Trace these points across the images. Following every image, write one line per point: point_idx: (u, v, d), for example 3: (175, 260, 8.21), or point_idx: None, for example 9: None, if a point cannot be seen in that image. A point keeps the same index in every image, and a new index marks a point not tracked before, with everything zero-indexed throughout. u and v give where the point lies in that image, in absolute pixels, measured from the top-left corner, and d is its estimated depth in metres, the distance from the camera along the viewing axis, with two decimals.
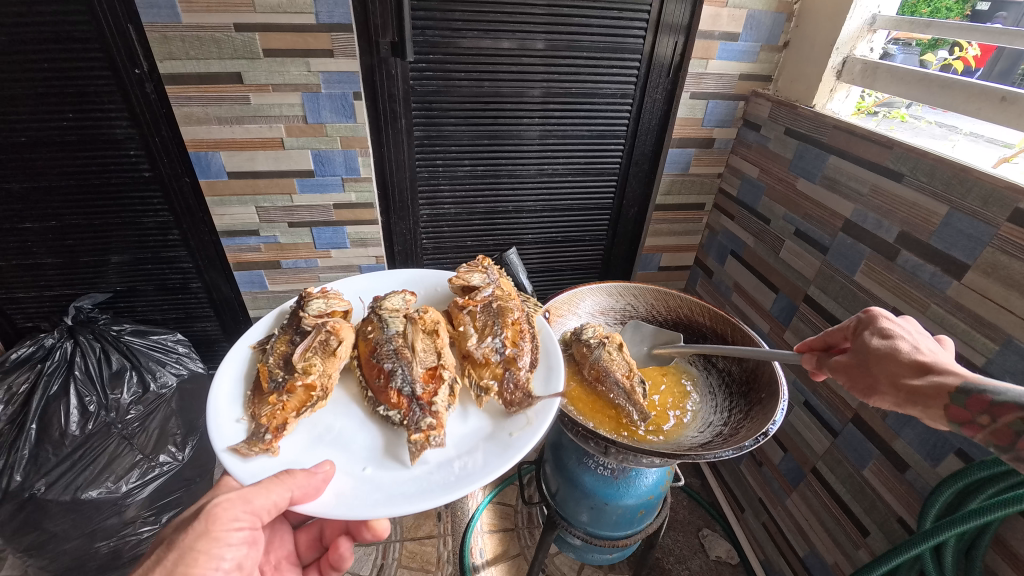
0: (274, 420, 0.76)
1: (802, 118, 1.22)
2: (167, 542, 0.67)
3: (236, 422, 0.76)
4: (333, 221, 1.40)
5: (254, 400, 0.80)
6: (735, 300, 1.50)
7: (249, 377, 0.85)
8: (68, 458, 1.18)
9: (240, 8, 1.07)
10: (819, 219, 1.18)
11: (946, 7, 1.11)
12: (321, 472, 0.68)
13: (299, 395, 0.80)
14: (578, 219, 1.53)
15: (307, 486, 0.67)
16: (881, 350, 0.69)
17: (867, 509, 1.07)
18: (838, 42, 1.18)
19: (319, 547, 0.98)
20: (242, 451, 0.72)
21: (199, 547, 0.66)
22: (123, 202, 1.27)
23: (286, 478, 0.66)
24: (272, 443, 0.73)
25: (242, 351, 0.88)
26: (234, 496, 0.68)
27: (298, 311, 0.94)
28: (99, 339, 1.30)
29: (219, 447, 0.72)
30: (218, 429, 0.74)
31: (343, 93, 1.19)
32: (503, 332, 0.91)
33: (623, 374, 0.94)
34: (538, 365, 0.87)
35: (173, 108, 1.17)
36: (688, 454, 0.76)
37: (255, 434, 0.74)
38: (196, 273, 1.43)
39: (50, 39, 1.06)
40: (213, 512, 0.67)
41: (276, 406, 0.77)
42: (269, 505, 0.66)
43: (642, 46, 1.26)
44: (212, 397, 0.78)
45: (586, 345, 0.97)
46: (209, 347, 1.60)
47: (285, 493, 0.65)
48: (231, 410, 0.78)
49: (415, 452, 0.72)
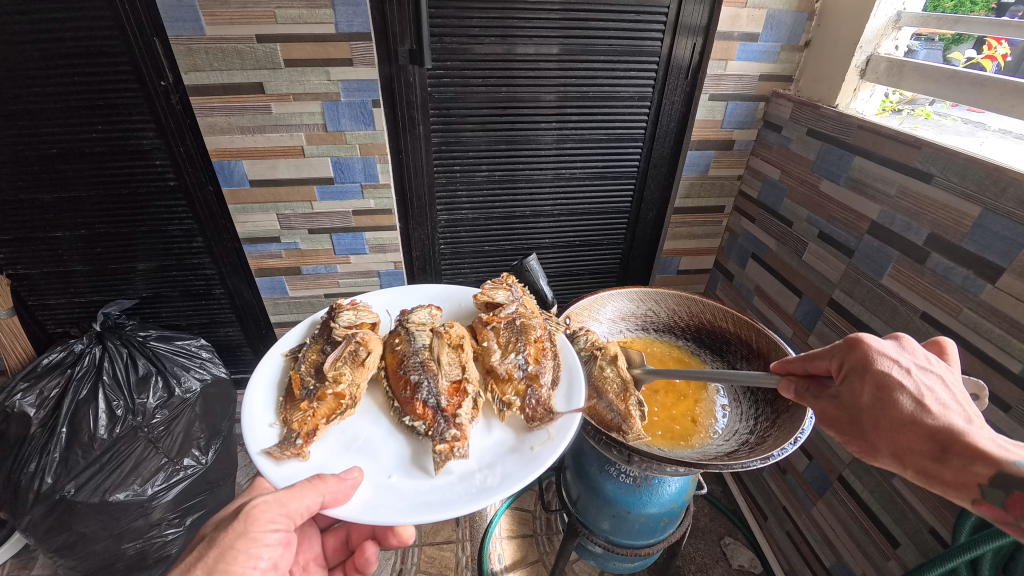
0: (305, 426, 0.76)
1: (826, 118, 1.19)
2: (208, 538, 0.68)
3: (269, 427, 0.78)
4: (353, 227, 1.41)
5: (287, 405, 0.81)
6: (758, 304, 1.47)
7: (281, 385, 0.86)
8: (96, 461, 1.21)
9: (262, 20, 1.09)
10: (844, 221, 1.16)
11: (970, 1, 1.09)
12: (350, 478, 0.69)
13: (329, 402, 0.80)
14: (596, 223, 1.52)
15: (337, 491, 0.68)
16: (880, 411, 0.60)
17: (898, 520, 1.04)
18: (863, 40, 1.16)
19: (345, 551, 0.99)
20: (275, 455, 0.73)
21: (238, 547, 0.67)
22: (149, 211, 1.30)
23: (318, 483, 0.67)
24: (304, 448, 0.74)
25: (275, 359, 0.89)
26: (271, 499, 0.68)
27: (328, 321, 0.95)
28: (126, 344, 1.34)
29: (254, 450, 0.74)
30: (253, 434, 0.76)
31: (363, 101, 1.21)
32: (526, 350, 0.90)
33: (615, 396, 0.88)
34: (561, 382, 0.86)
35: (198, 118, 1.20)
36: (714, 464, 0.75)
37: (287, 438, 0.75)
38: (219, 279, 1.46)
39: (80, 54, 1.09)
40: (252, 513, 0.68)
41: (307, 412, 0.78)
42: (303, 508, 0.66)
43: (660, 49, 1.25)
44: (247, 402, 0.80)
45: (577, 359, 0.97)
46: (231, 352, 1.63)
47: (317, 497, 0.66)
48: (265, 415, 0.80)
49: (439, 462, 0.73)
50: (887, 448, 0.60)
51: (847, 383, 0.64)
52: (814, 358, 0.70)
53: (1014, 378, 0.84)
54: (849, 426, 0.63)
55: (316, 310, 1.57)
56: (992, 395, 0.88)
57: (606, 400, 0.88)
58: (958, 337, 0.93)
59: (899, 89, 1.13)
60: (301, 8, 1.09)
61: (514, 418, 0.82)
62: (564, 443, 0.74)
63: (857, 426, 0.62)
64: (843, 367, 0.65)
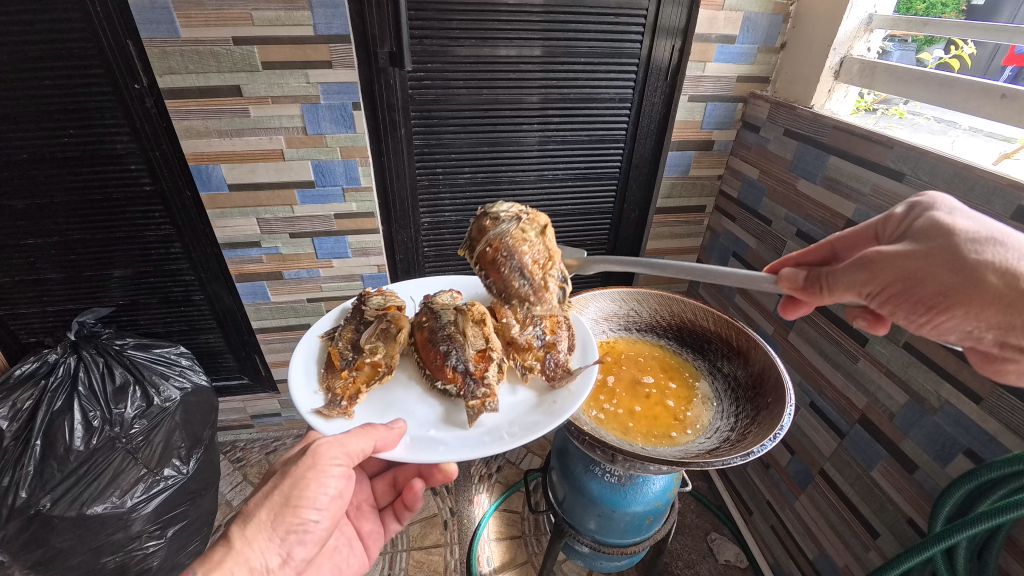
0: (347, 391, 0.84)
1: (802, 119, 1.21)
2: (280, 472, 0.71)
3: (314, 393, 0.84)
4: (335, 230, 1.40)
5: (327, 375, 0.87)
6: (739, 301, 1.49)
7: (321, 360, 0.91)
8: (73, 473, 1.18)
9: (238, 22, 1.08)
10: (821, 220, 1.18)
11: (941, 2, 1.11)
12: (397, 427, 0.76)
13: (366, 371, 0.89)
14: (581, 224, 1.53)
15: (386, 438, 0.74)
16: (938, 218, 0.66)
17: (877, 511, 1.07)
18: (836, 42, 1.18)
19: (393, 491, 1.01)
20: (324, 413, 0.79)
21: (308, 476, 0.69)
22: (125, 216, 1.28)
23: (369, 430, 0.73)
24: (349, 408, 0.80)
25: (312, 340, 0.93)
26: (331, 439, 0.72)
27: (358, 306, 0.99)
28: (102, 353, 1.31)
29: (303, 409, 0.79)
30: (300, 397, 0.82)
31: (342, 104, 1.20)
32: (542, 322, 0.92)
33: (532, 259, 0.79)
34: (575, 349, 0.92)
35: (173, 122, 1.18)
36: (695, 462, 0.75)
37: (332, 401, 0.82)
38: (198, 285, 1.43)
39: (51, 56, 1.07)
40: (318, 448, 0.70)
41: (348, 380, 0.86)
42: (359, 453, 0.72)
43: (640, 51, 1.27)
44: (291, 371, 0.85)
45: (491, 220, 0.80)
46: (213, 359, 1.60)
47: (369, 442, 0.72)
48: (309, 384, 0.85)
49: (472, 415, 0.80)
50: (949, 247, 0.63)
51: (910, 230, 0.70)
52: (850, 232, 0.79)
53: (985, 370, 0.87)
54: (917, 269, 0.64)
55: (299, 315, 1.55)
56: (963, 386, 0.90)
57: (521, 263, 0.78)
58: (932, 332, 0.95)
59: (871, 90, 1.16)
60: (278, 10, 1.08)
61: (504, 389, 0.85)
62: (586, 395, 0.81)
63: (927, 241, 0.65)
64: (904, 219, 0.73)
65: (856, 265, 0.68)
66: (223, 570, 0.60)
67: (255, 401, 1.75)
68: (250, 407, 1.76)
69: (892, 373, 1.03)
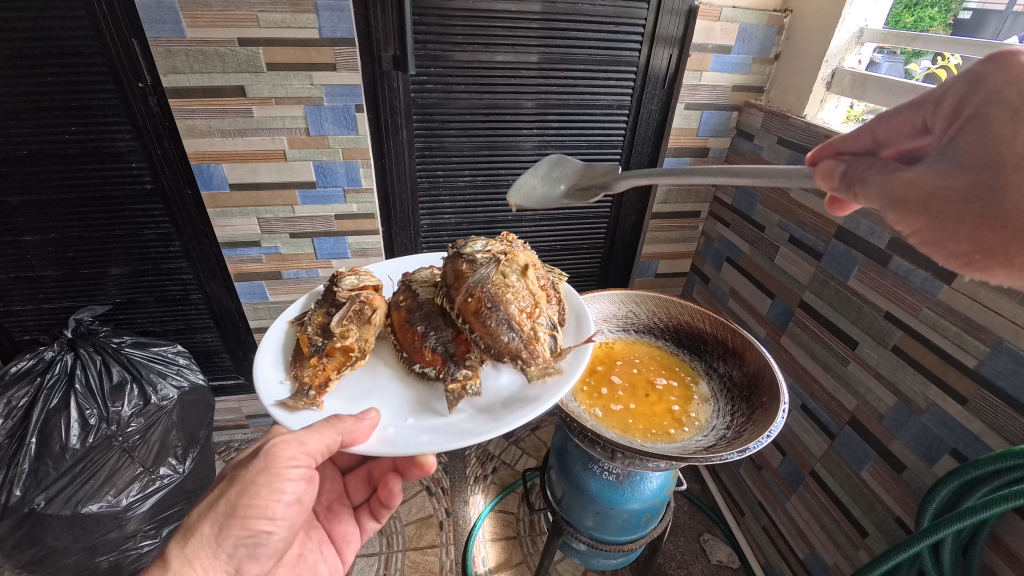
0: (317, 378, 0.81)
1: (795, 128, 1.24)
2: (229, 478, 0.70)
3: (281, 383, 0.83)
4: (335, 231, 1.41)
5: (296, 362, 0.86)
6: (733, 306, 1.52)
7: (288, 348, 0.90)
8: (68, 472, 1.17)
9: (244, 24, 1.09)
10: (813, 227, 1.21)
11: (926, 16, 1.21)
12: (368, 418, 0.72)
13: (338, 356, 0.85)
14: (578, 228, 1.55)
15: (355, 430, 0.71)
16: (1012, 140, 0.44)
17: (866, 510, 1.10)
18: (828, 55, 1.21)
19: (368, 488, 1.02)
20: (290, 406, 0.77)
21: (259, 482, 0.67)
22: (125, 214, 1.28)
23: (336, 423, 0.70)
24: (317, 398, 0.78)
25: (281, 327, 0.94)
26: (290, 437, 0.69)
27: (330, 288, 0.98)
28: (99, 351, 1.30)
29: (269, 401, 0.78)
30: (265, 389, 0.81)
31: (345, 106, 1.22)
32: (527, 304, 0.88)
33: (518, 309, 0.83)
34: (568, 324, 0.93)
35: (176, 121, 1.18)
36: (693, 457, 0.77)
37: (300, 391, 0.79)
38: (197, 283, 1.43)
39: (56, 53, 1.07)
40: (272, 451, 0.68)
41: (318, 367, 0.82)
42: (322, 447, 0.70)
43: (638, 59, 1.29)
44: (257, 363, 0.84)
45: (471, 264, 0.88)
46: (208, 359, 1.60)
47: (336, 436, 0.69)
48: (276, 373, 0.84)
49: (453, 400, 0.78)
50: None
51: (961, 127, 0.48)
52: (902, 112, 0.53)
53: (970, 372, 0.90)
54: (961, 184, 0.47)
55: None
56: (949, 388, 0.93)
57: (506, 314, 0.82)
58: (919, 336, 0.98)
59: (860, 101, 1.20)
60: (284, 13, 1.09)
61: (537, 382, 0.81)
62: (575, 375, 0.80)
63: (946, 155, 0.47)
64: (967, 104, 0.48)
65: (897, 182, 0.49)
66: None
67: (250, 402, 1.75)
68: (245, 407, 1.76)
69: (880, 375, 1.07)
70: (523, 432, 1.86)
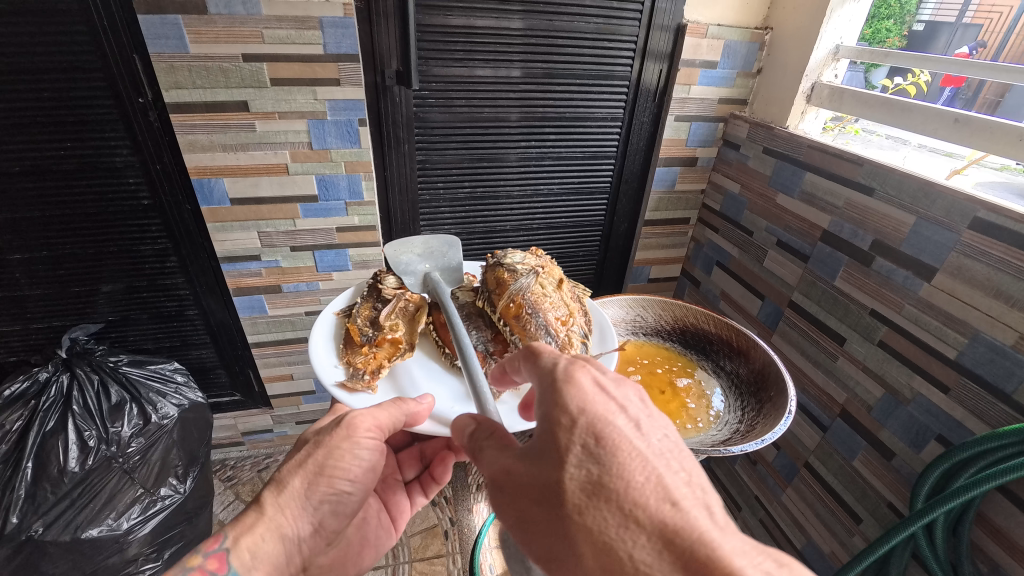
0: (369, 365, 0.95)
1: (779, 138, 1.32)
2: (314, 440, 0.80)
3: (336, 367, 0.95)
4: (336, 244, 1.41)
5: (348, 349, 0.98)
6: (724, 308, 1.57)
7: (340, 336, 1.01)
8: (66, 496, 1.14)
9: (248, 39, 1.10)
10: (799, 230, 1.28)
11: (886, 28, 1.26)
12: (424, 402, 0.85)
13: (387, 347, 0.97)
14: (574, 236, 1.58)
15: (416, 411, 0.85)
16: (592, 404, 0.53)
17: (859, 498, 1.17)
18: (808, 69, 1.29)
19: (419, 465, 1.10)
20: (349, 386, 0.90)
21: (343, 447, 0.78)
22: (121, 230, 1.26)
23: (400, 404, 0.84)
24: (372, 382, 0.91)
25: (329, 318, 1.05)
26: (364, 411, 0.82)
27: (374, 285, 1.05)
28: (96, 370, 1.25)
29: (330, 381, 0.90)
30: (323, 370, 0.93)
31: (349, 120, 1.23)
32: (560, 311, 0.97)
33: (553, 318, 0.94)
34: (591, 333, 1.00)
35: (177, 135, 1.18)
36: (713, 451, 0.82)
37: (355, 374, 0.92)
38: (193, 299, 1.41)
39: (53, 68, 1.06)
40: (352, 422, 0.79)
41: (369, 355, 0.95)
42: (389, 423, 0.83)
43: (630, 73, 1.35)
44: (312, 345, 0.96)
45: (510, 273, 0.95)
46: (204, 375, 1.57)
47: (401, 415, 0.83)
48: (330, 358, 0.96)
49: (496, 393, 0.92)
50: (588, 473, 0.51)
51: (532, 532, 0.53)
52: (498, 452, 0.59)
53: (950, 363, 0.97)
54: (572, 446, 0.51)
55: (296, 328, 1.54)
56: (932, 378, 1.00)
57: (544, 320, 0.92)
58: (902, 331, 1.05)
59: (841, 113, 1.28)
60: (289, 29, 1.11)
61: None
62: None
63: (542, 459, 0.53)
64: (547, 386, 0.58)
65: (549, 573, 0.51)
66: (255, 533, 0.71)
67: (246, 418, 1.72)
68: (241, 424, 1.73)
69: (868, 369, 1.13)
70: None
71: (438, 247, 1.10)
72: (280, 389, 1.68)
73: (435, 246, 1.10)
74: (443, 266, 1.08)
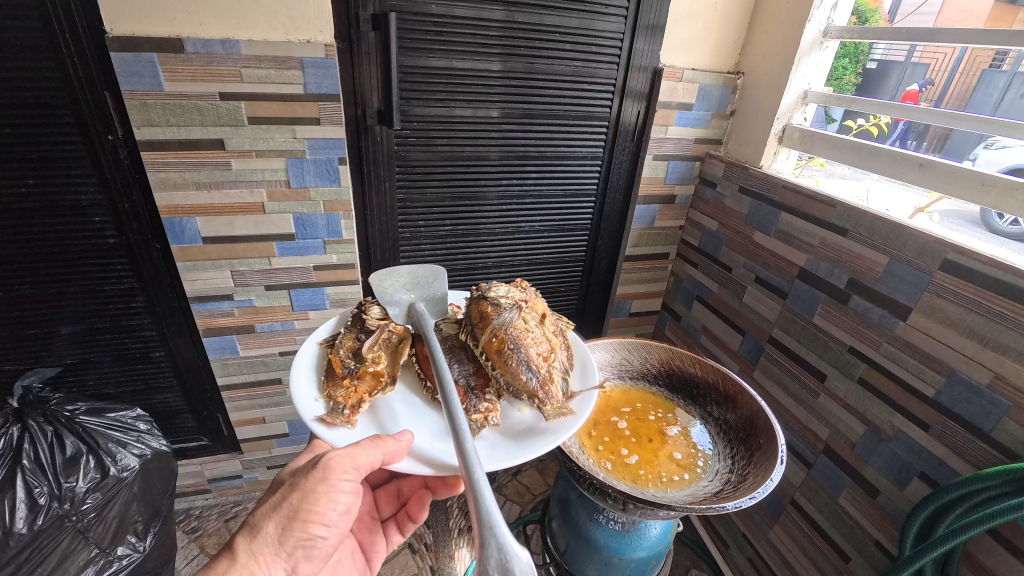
0: (350, 399, 0.83)
1: (754, 178, 1.35)
2: (290, 483, 0.78)
3: (315, 401, 0.84)
4: (313, 282, 1.38)
5: (328, 382, 0.87)
6: (705, 342, 1.58)
7: (321, 367, 0.91)
8: (11, 561, 1.06)
9: (226, 78, 1.08)
10: (777, 267, 1.30)
11: (842, 66, 1.33)
12: (405, 439, 0.75)
13: (369, 380, 0.87)
14: (555, 272, 1.58)
15: (395, 450, 0.74)
16: None
17: (846, 536, 1.16)
18: (779, 113, 1.33)
19: (397, 503, 1.10)
20: (328, 420, 0.80)
21: (318, 490, 0.75)
22: (84, 269, 1.20)
23: (378, 442, 0.73)
24: (353, 416, 0.81)
25: (311, 347, 0.95)
26: (342, 452, 0.74)
27: (359, 315, 0.97)
28: (50, 421, 1.17)
29: (307, 417, 0.79)
30: (302, 404, 0.81)
31: (328, 159, 1.22)
32: (544, 344, 0.91)
33: (537, 352, 0.89)
34: (574, 368, 0.95)
35: (148, 173, 1.14)
36: (705, 506, 0.80)
37: (335, 409, 0.82)
38: (160, 340, 1.35)
39: (18, 104, 1.02)
40: (329, 463, 0.74)
41: (351, 387, 0.85)
42: (368, 464, 0.73)
43: (610, 113, 1.37)
44: (293, 377, 0.86)
45: (495, 305, 0.91)
46: (169, 420, 1.49)
47: (378, 454, 0.72)
48: (310, 391, 0.85)
49: (475, 429, 0.80)
50: None
51: None
52: None
53: (929, 401, 0.99)
54: None
55: (270, 369, 1.49)
56: (912, 415, 1.02)
57: (527, 355, 0.87)
58: (881, 368, 1.07)
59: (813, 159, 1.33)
60: (269, 69, 1.09)
61: (551, 417, 0.83)
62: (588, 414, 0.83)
63: None
64: None
65: None
66: None
67: (214, 463, 1.63)
68: (208, 470, 1.64)
69: (850, 407, 1.14)
70: (504, 476, 1.83)
71: (425, 276, 1.05)
72: (251, 433, 1.60)
73: (421, 276, 1.05)
74: (428, 296, 1.02)
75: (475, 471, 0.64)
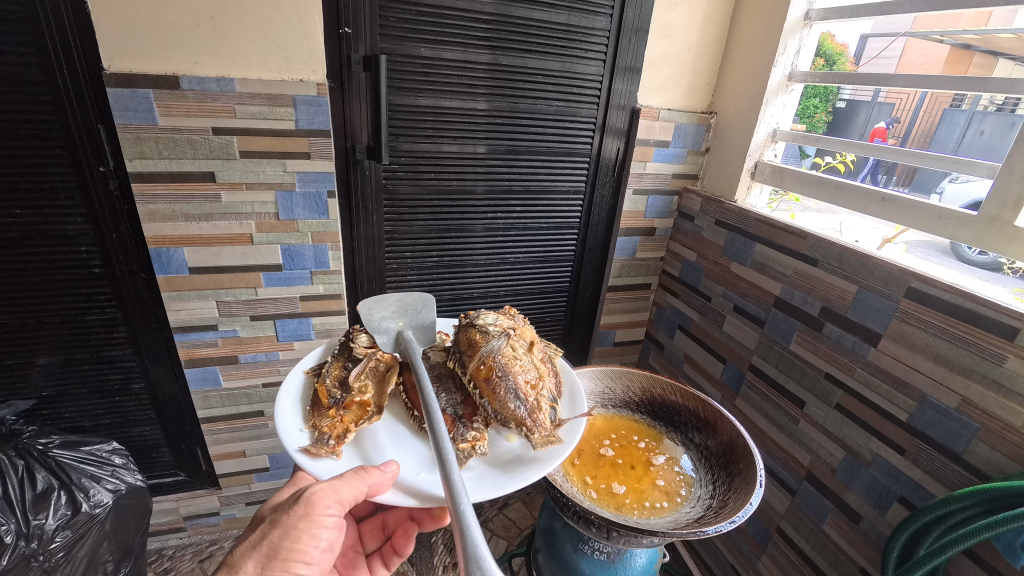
0: (335, 429, 0.83)
1: (728, 211, 1.41)
2: (270, 519, 0.77)
3: (300, 431, 0.83)
4: (299, 312, 1.38)
5: (314, 412, 0.87)
6: (688, 371, 1.59)
7: (306, 397, 0.91)
8: None
9: (220, 114, 1.12)
10: (753, 297, 1.34)
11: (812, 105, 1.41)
12: (389, 470, 0.74)
13: (355, 410, 0.88)
14: (540, 302, 1.60)
15: (379, 481, 0.73)
16: None
17: (832, 563, 1.16)
18: (750, 149, 1.40)
19: (382, 535, 1.08)
20: (312, 451, 0.79)
21: (300, 527, 0.75)
22: (65, 299, 1.20)
23: (363, 474, 0.73)
24: (337, 447, 0.80)
25: (297, 376, 0.95)
26: (325, 486, 0.74)
27: (347, 343, 1.00)
28: (22, 454, 1.14)
29: (291, 447, 0.79)
30: (286, 434, 0.81)
31: (318, 192, 1.25)
32: (533, 372, 0.93)
33: (525, 380, 0.90)
34: (562, 395, 0.96)
35: (137, 206, 1.15)
36: (687, 533, 0.80)
37: (320, 439, 0.81)
38: (139, 371, 1.33)
39: (11, 135, 1.04)
40: (311, 499, 0.74)
41: (336, 418, 0.85)
42: (351, 497, 0.72)
43: (591, 149, 1.43)
44: (279, 407, 0.85)
45: (484, 333, 0.93)
46: (146, 454, 1.45)
47: (362, 487, 0.72)
48: (295, 421, 0.85)
49: (463, 459, 0.80)
50: None
51: None
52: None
53: (903, 424, 1.01)
54: None
55: (252, 401, 1.47)
56: (888, 439, 1.04)
57: (515, 383, 0.88)
58: (856, 393, 1.10)
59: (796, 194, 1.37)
60: (262, 105, 1.14)
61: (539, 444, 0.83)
62: (576, 441, 0.84)
63: None
64: None
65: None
66: None
67: (190, 500, 1.58)
68: (183, 507, 1.59)
69: (830, 433, 1.16)
70: (491, 510, 1.80)
71: (414, 304, 1.07)
72: (230, 467, 1.56)
73: (410, 304, 1.07)
74: (416, 324, 1.03)
75: (460, 501, 0.64)
